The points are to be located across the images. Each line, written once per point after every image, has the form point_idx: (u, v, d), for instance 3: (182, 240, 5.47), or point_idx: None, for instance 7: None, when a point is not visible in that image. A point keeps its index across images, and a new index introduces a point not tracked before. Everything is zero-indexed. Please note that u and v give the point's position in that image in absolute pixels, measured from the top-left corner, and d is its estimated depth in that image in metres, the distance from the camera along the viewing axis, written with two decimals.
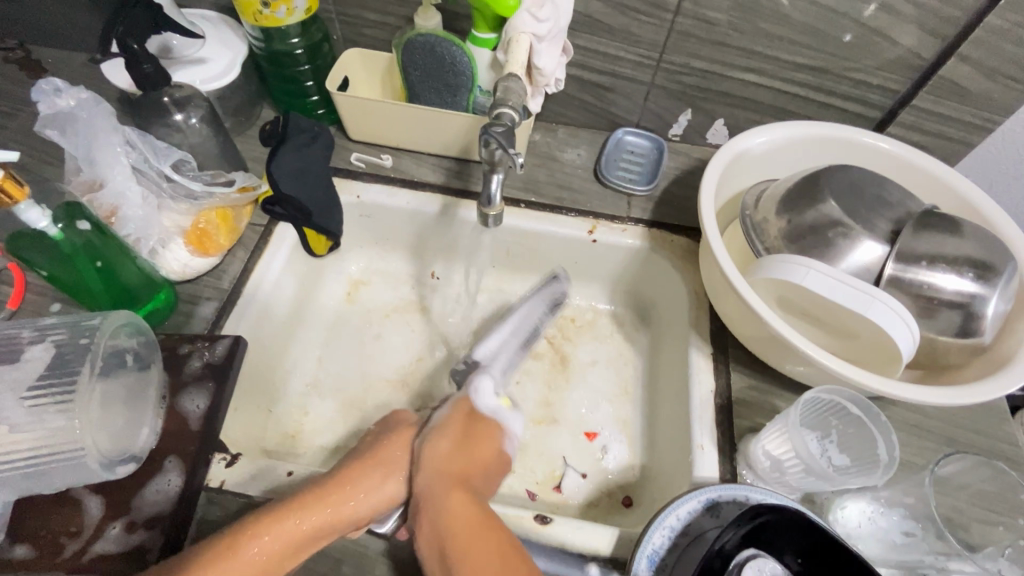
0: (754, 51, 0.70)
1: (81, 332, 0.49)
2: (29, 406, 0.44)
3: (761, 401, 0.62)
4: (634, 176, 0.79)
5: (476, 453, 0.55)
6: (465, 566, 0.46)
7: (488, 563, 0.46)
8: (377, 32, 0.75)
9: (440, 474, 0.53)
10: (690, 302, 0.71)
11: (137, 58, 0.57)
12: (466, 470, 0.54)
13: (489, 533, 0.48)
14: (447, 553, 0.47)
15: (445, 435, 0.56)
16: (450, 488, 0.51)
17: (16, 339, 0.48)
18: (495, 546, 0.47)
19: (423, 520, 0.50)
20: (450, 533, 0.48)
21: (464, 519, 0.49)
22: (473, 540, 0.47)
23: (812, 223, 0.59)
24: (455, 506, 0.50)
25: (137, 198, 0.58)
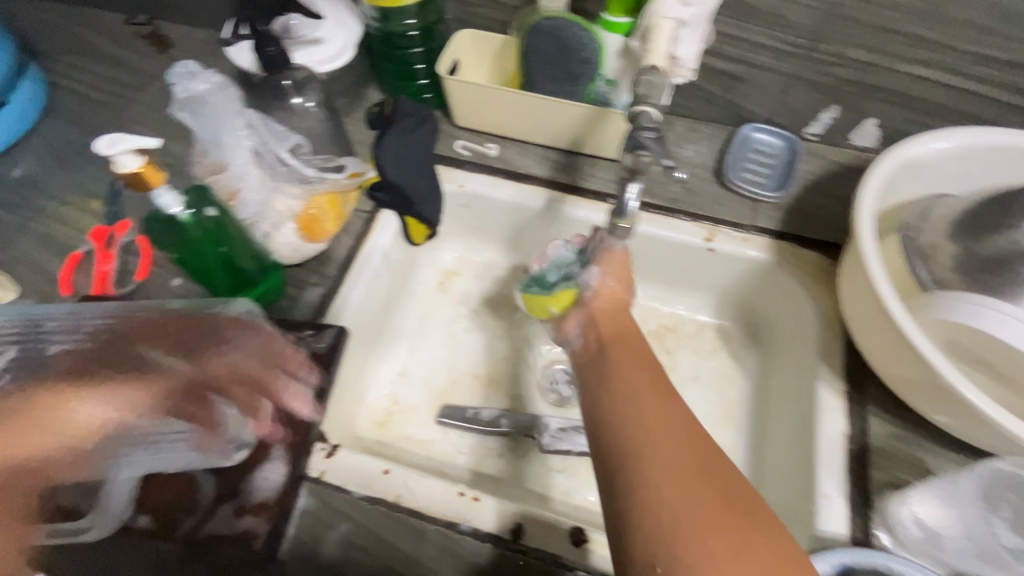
0: (933, 41, 0.59)
1: (204, 318, 0.50)
2: (158, 388, 0.46)
3: (905, 452, 0.54)
4: (762, 179, 0.71)
5: (623, 321, 0.54)
6: (628, 391, 0.44)
7: (646, 380, 0.45)
8: (492, 12, 0.71)
9: (598, 309, 0.56)
10: (820, 327, 0.63)
11: (262, 39, 0.57)
12: (624, 334, 0.52)
13: (643, 362, 0.48)
14: (605, 374, 0.47)
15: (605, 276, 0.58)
16: (604, 345, 0.51)
17: (148, 320, 0.50)
18: (646, 380, 0.45)
19: (585, 340, 0.54)
20: (590, 383, 0.48)
21: (620, 356, 0.49)
22: (621, 370, 0.47)
23: (998, 254, 0.49)
24: (605, 330, 0.53)
25: (256, 181, 0.58)
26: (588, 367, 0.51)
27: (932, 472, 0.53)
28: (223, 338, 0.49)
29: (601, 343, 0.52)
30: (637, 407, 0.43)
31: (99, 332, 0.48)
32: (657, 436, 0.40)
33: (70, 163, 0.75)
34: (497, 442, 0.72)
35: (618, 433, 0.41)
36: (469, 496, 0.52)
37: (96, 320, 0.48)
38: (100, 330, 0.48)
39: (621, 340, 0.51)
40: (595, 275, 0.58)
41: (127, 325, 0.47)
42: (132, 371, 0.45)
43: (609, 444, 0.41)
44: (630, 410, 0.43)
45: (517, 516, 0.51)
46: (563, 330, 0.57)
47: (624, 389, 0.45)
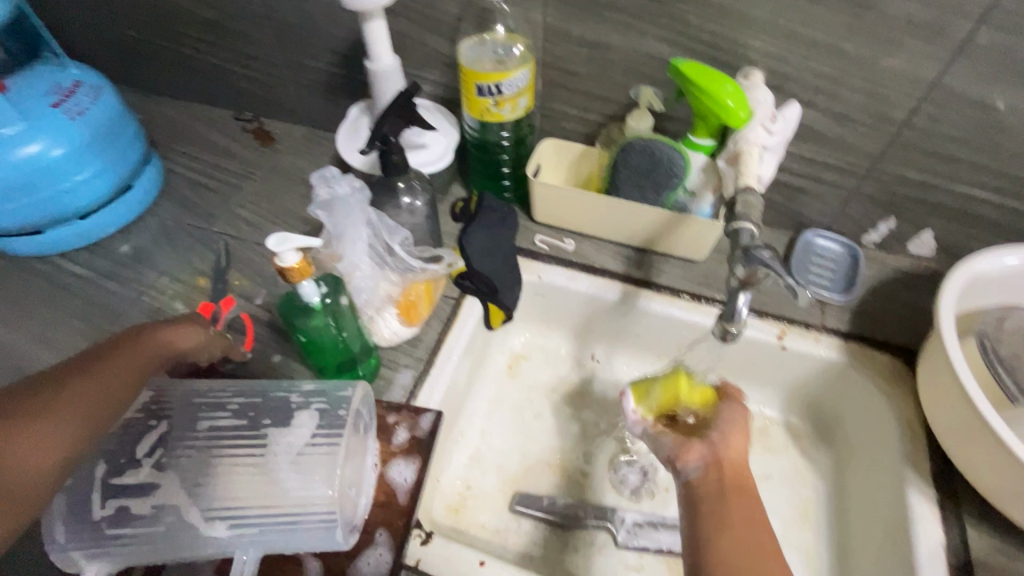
0: (988, 168, 0.66)
1: (336, 402, 0.53)
2: (296, 473, 0.48)
3: (1007, 567, 0.53)
4: (826, 282, 0.75)
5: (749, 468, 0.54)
6: (756, 548, 0.47)
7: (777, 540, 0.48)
8: (575, 126, 0.79)
9: (736, 446, 0.55)
10: (901, 430, 0.64)
11: (389, 149, 0.63)
12: (749, 481, 0.52)
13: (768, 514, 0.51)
14: (736, 528, 0.48)
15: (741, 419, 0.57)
16: (728, 491, 0.51)
17: (287, 401, 0.53)
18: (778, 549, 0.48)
19: (714, 474, 0.53)
20: (715, 526, 0.49)
21: (747, 509, 0.50)
22: (752, 528, 0.48)
23: None
24: (738, 468, 0.53)
25: (367, 270, 0.64)
26: (713, 497, 0.51)
27: None
28: (343, 422, 0.51)
29: (726, 486, 0.52)
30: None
31: (242, 410, 0.52)
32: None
33: (179, 242, 0.82)
34: (571, 535, 0.71)
35: None
36: None
37: (237, 400, 0.53)
38: (244, 410, 0.52)
39: (748, 488, 0.52)
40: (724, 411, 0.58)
41: (264, 404, 0.52)
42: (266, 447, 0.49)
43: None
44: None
45: None
46: (680, 455, 0.55)
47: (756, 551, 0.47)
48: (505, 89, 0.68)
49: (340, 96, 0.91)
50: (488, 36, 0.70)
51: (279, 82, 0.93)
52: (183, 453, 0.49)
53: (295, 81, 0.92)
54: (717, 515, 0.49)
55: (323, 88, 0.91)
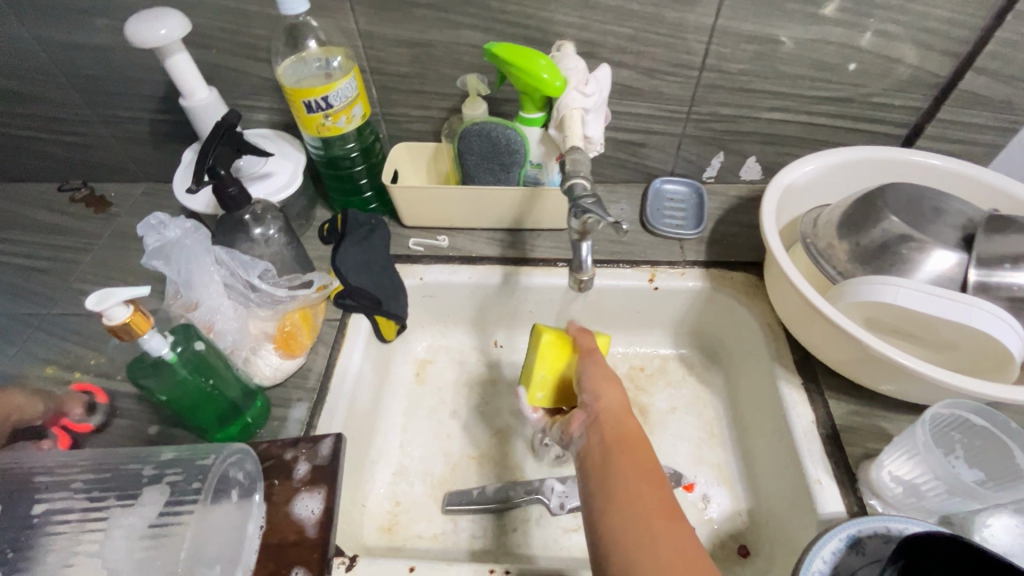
0: (778, 92, 0.75)
1: (195, 472, 0.50)
2: (139, 554, 0.44)
3: (867, 424, 0.61)
4: (680, 221, 0.82)
5: (626, 423, 0.55)
6: (623, 488, 0.48)
7: (647, 476, 0.49)
8: (421, 126, 0.80)
9: (603, 407, 0.58)
10: (765, 334, 0.71)
11: (223, 182, 0.60)
12: (627, 438, 0.53)
13: (641, 454, 0.52)
14: (605, 478, 0.50)
15: (607, 379, 0.60)
16: (606, 448, 0.53)
17: (137, 475, 0.49)
18: (653, 497, 0.47)
19: (589, 435, 0.56)
20: (592, 486, 0.51)
21: (624, 465, 0.51)
22: (626, 481, 0.49)
23: (880, 242, 0.60)
24: (609, 424, 0.56)
25: (229, 312, 0.60)
26: (590, 461, 0.53)
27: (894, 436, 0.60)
28: (206, 481, 0.49)
29: (606, 448, 0.53)
30: (640, 510, 0.46)
31: (92, 484, 0.48)
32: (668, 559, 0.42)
33: (14, 335, 0.73)
34: (506, 518, 0.72)
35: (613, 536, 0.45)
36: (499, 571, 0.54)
37: (87, 476, 0.49)
38: (90, 486, 0.48)
39: (625, 444, 0.53)
40: (588, 367, 0.62)
41: (113, 479, 0.49)
42: (108, 526, 0.45)
43: (620, 563, 0.44)
44: (640, 531, 0.45)
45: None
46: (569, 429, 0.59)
47: (621, 492, 0.48)
48: (334, 101, 0.67)
49: (174, 143, 0.86)
50: (304, 53, 0.68)
51: (101, 142, 0.86)
52: (33, 545, 0.44)
53: (119, 137, 0.85)
54: (592, 474, 0.52)
55: (151, 139, 0.85)
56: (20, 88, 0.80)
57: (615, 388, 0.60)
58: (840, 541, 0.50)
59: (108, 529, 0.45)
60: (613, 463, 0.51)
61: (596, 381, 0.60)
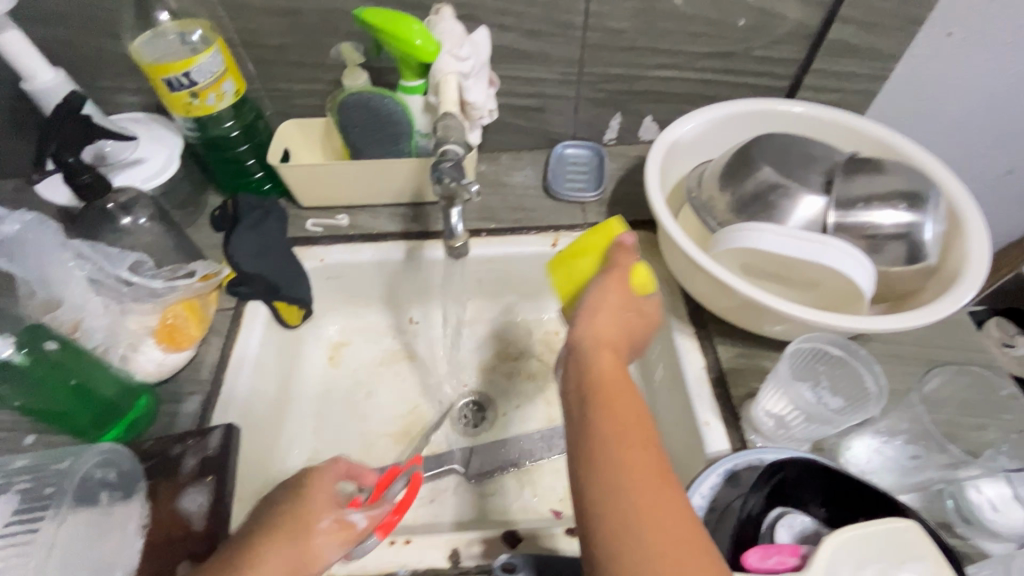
0: (664, 49, 0.76)
1: (51, 476, 0.50)
2: None
3: (752, 365, 0.64)
4: (581, 185, 0.82)
5: (612, 362, 0.46)
6: (606, 447, 0.41)
7: (632, 429, 0.42)
8: (309, 100, 0.77)
9: (590, 345, 0.47)
10: (662, 288, 0.73)
11: (75, 171, 0.57)
12: (612, 380, 0.45)
13: (627, 402, 0.43)
14: (585, 433, 0.42)
15: (596, 307, 0.50)
16: (588, 394, 0.44)
17: None
18: (641, 458, 0.40)
19: (569, 379, 0.47)
20: (574, 440, 0.43)
21: (605, 422, 0.42)
22: (611, 443, 0.41)
23: (753, 191, 0.62)
24: (594, 364, 0.46)
25: (98, 309, 0.58)
26: (571, 410, 0.45)
27: None
28: (68, 483, 0.49)
29: (584, 393, 0.45)
30: (625, 477, 0.39)
31: None
32: (656, 537, 0.36)
33: None
34: (423, 490, 0.72)
35: (591, 510, 0.39)
36: (400, 541, 0.56)
37: None
38: None
39: (606, 392, 0.44)
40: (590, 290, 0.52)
41: None
42: None
43: (602, 541, 0.37)
44: (624, 501, 0.38)
45: (452, 543, 0.56)
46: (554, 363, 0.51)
47: (602, 451, 0.40)
48: (198, 77, 0.63)
49: None
50: (160, 28, 0.65)
51: None
52: None
53: None
54: (574, 426, 0.43)
55: None
56: None
57: (611, 319, 0.50)
58: (713, 478, 0.53)
59: None
60: (594, 414, 0.43)
61: (585, 309, 0.50)
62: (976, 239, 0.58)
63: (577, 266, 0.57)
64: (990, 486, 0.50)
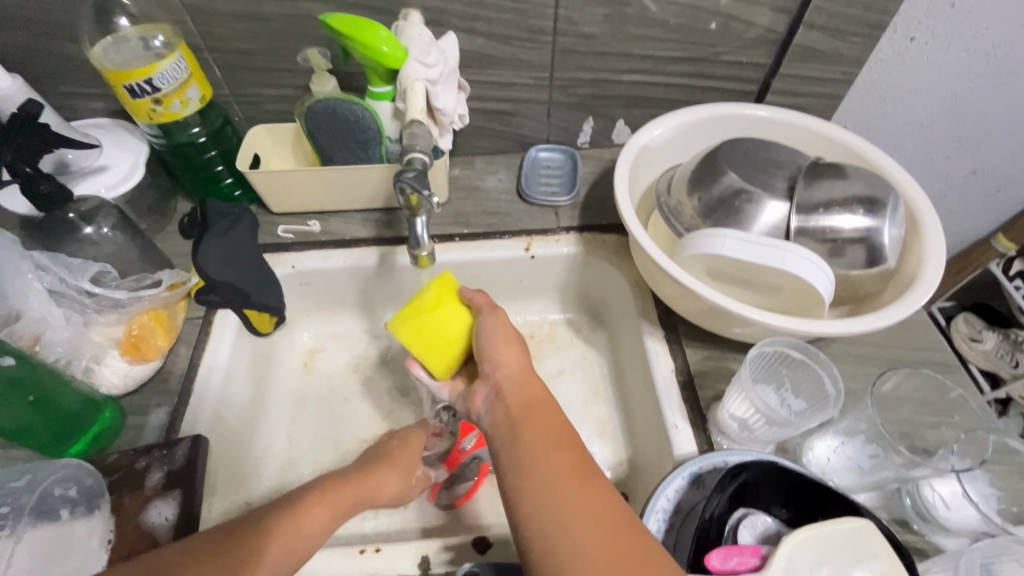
0: (633, 54, 0.76)
1: (8, 495, 0.49)
2: None
3: (720, 367, 0.65)
4: (555, 189, 0.83)
5: (530, 389, 0.55)
6: (531, 458, 0.49)
7: (553, 440, 0.50)
8: (278, 105, 0.76)
9: (505, 378, 0.56)
10: (633, 291, 0.74)
11: (33, 180, 0.56)
12: (531, 403, 0.54)
13: (547, 419, 0.52)
14: (513, 450, 0.51)
15: (502, 343, 0.58)
16: (514, 418, 0.53)
17: None
18: (563, 462, 0.49)
19: (496, 409, 0.55)
20: (505, 458, 0.51)
21: (530, 437, 0.51)
22: (534, 453, 0.49)
23: (719, 196, 0.63)
24: (513, 394, 0.55)
25: (59, 321, 0.56)
26: (499, 435, 0.53)
27: None
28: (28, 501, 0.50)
29: (511, 417, 0.53)
30: (549, 480, 0.47)
31: None
32: (582, 524, 0.44)
33: None
34: None
35: (523, 512, 0.46)
36: (371, 549, 0.57)
37: None
38: None
39: (528, 414, 0.53)
40: (485, 334, 0.58)
41: None
42: None
43: (536, 535, 0.45)
44: (550, 499, 0.46)
45: (421, 551, 0.57)
46: (472, 407, 0.58)
47: (529, 462, 0.49)
48: (161, 84, 0.62)
49: None
50: (120, 32, 0.63)
51: None
52: None
53: None
54: (502, 447, 0.52)
55: None
56: None
57: (515, 352, 0.58)
58: (680, 480, 0.54)
59: None
60: (519, 432, 0.51)
61: (493, 347, 0.57)
62: (933, 242, 0.60)
63: (446, 323, 0.59)
64: (944, 486, 0.52)
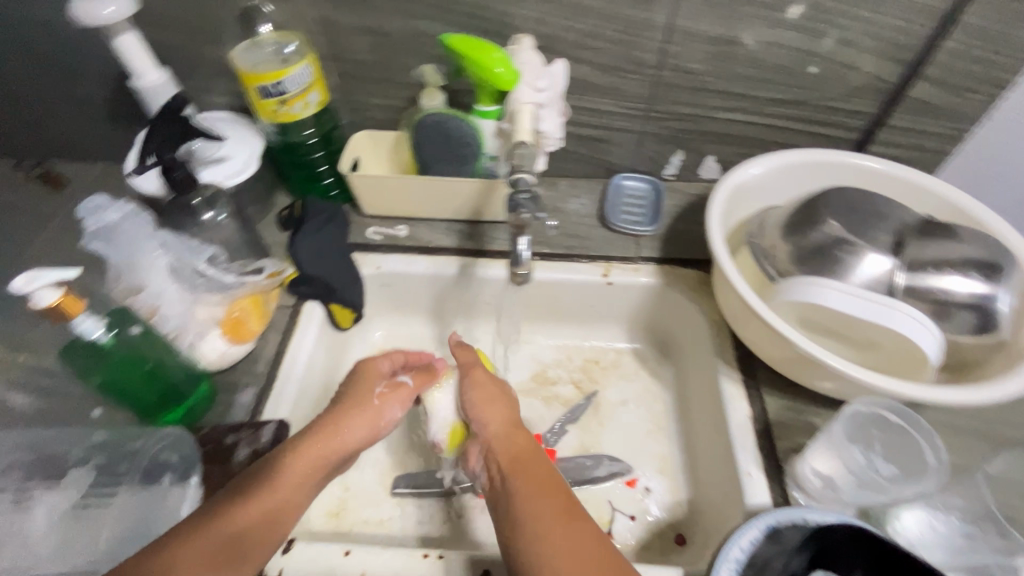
0: (734, 93, 0.76)
1: (122, 455, 0.56)
2: (67, 526, 0.52)
3: (800, 420, 0.63)
4: (637, 218, 0.83)
5: (515, 439, 0.57)
6: (522, 505, 0.48)
7: (539, 485, 0.50)
8: (382, 114, 0.80)
9: (492, 434, 0.58)
10: (711, 330, 0.73)
11: (171, 166, 0.61)
12: (518, 453, 0.55)
13: (537, 468, 0.52)
14: (505, 502, 0.50)
15: (489, 397, 0.62)
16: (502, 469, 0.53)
17: (67, 457, 0.56)
18: (551, 505, 0.48)
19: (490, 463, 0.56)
20: (498, 514, 0.50)
21: (519, 484, 0.50)
22: (525, 499, 0.48)
23: (817, 244, 0.62)
24: (500, 446, 0.56)
25: (174, 296, 0.60)
26: (494, 492, 0.53)
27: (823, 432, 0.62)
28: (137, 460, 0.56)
29: (502, 469, 0.54)
30: (541, 524, 0.46)
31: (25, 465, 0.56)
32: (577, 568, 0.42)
33: None
34: (453, 504, 0.73)
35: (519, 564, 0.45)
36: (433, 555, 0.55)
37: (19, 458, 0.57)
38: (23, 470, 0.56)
39: (518, 463, 0.53)
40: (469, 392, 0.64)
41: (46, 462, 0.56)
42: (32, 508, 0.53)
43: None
44: (541, 545, 0.44)
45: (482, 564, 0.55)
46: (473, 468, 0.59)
47: (518, 510, 0.48)
48: (289, 87, 0.66)
49: (132, 123, 0.85)
50: (259, 38, 0.68)
51: (54, 119, 0.85)
52: None
53: (73, 114, 0.84)
54: (495, 501, 0.52)
55: (107, 117, 0.84)
56: None
57: (501, 407, 0.61)
58: (754, 529, 0.52)
59: (34, 506, 0.53)
60: (508, 483, 0.51)
61: (478, 404, 0.62)
62: None
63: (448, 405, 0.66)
64: None
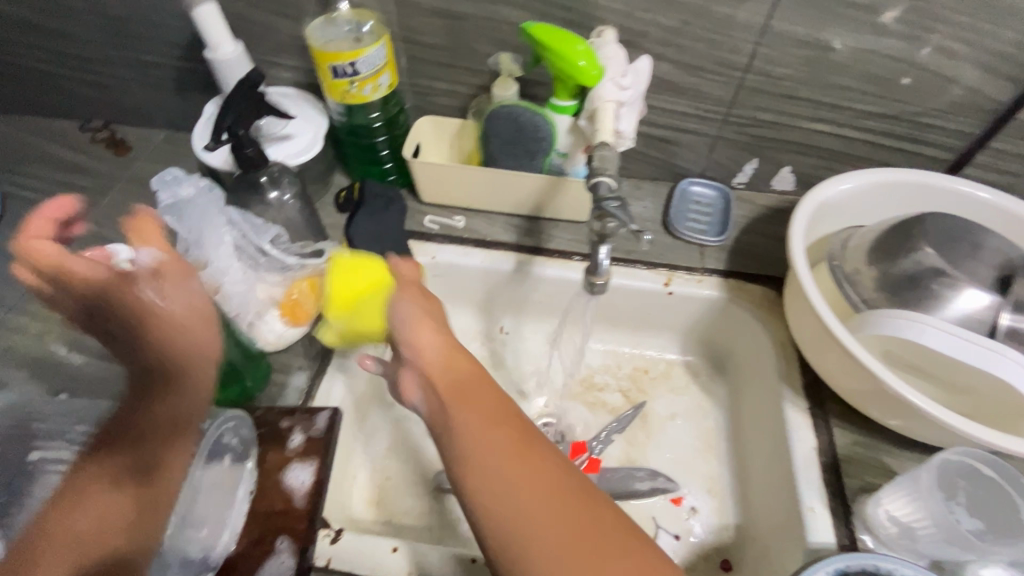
0: (823, 102, 0.71)
1: None
2: None
3: (870, 457, 0.60)
4: (703, 227, 0.79)
5: (455, 364, 0.47)
6: (473, 451, 0.42)
7: (486, 422, 0.43)
8: (449, 100, 0.78)
9: (422, 362, 0.47)
10: (776, 352, 0.70)
11: (242, 143, 0.60)
12: (455, 382, 0.46)
13: (482, 399, 0.45)
14: (454, 444, 0.43)
15: (414, 320, 0.49)
16: (441, 404, 0.45)
17: None
18: (503, 445, 0.42)
19: (424, 398, 0.47)
20: (445, 454, 0.44)
21: (466, 424, 0.43)
22: (476, 444, 0.42)
23: (909, 274, 0.58)
24: (431, 374, 0.46)
25: (238, 275, 0.60)
26: (434, 425, 0.46)
27: (895, 472, 0.59)
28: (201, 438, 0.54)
29: (440, 404, 0.45)
30: (501, 475, 0.41)
31: None
32: (548, 526, 0.38)
33: None
34: None
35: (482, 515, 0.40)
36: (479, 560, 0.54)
37: None
38: None
39: (458, 398, 0.45)
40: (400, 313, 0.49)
41: None
42: None
43: (503, 543, 0.39)
44: (504, 496, 0.40)
45: None
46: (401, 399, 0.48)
47: (471, 454, 0.42)
48: (361, 68, 0.64)
49: (197, 93, 0.84)
50: (334, 15, 0.66)
51: (121, 83, 0.85)
52: None
53: (140, 80, 0.84)
54: (439, 440, 0.45)
55: (172, 85, 0.83)
56: (50, 23, 0.78)
57: (433, 329, 0.49)
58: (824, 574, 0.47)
59: None
60: (453, 420, 0.44)
61: (406, 325, 0.49)
62: None
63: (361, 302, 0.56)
64: None
